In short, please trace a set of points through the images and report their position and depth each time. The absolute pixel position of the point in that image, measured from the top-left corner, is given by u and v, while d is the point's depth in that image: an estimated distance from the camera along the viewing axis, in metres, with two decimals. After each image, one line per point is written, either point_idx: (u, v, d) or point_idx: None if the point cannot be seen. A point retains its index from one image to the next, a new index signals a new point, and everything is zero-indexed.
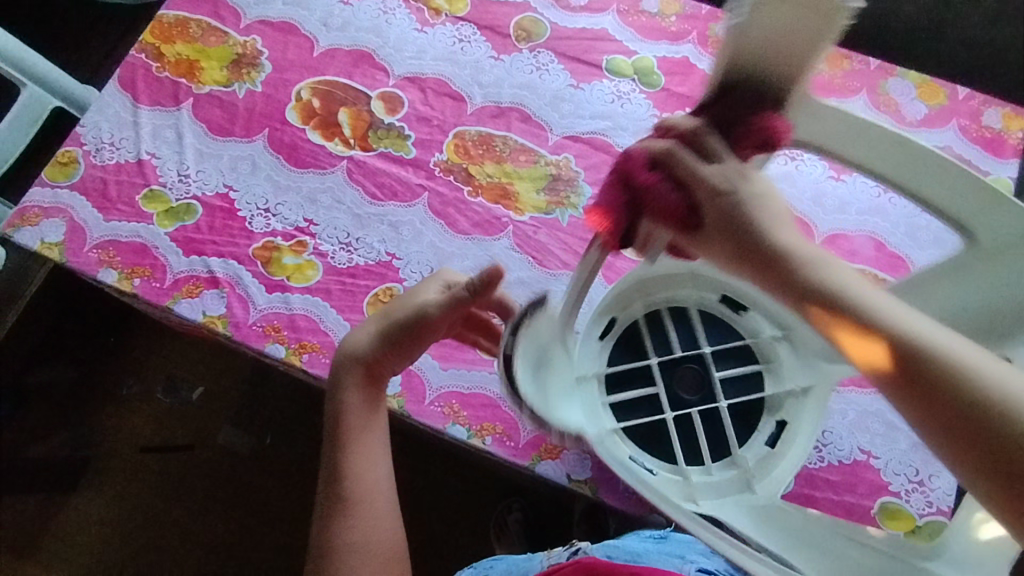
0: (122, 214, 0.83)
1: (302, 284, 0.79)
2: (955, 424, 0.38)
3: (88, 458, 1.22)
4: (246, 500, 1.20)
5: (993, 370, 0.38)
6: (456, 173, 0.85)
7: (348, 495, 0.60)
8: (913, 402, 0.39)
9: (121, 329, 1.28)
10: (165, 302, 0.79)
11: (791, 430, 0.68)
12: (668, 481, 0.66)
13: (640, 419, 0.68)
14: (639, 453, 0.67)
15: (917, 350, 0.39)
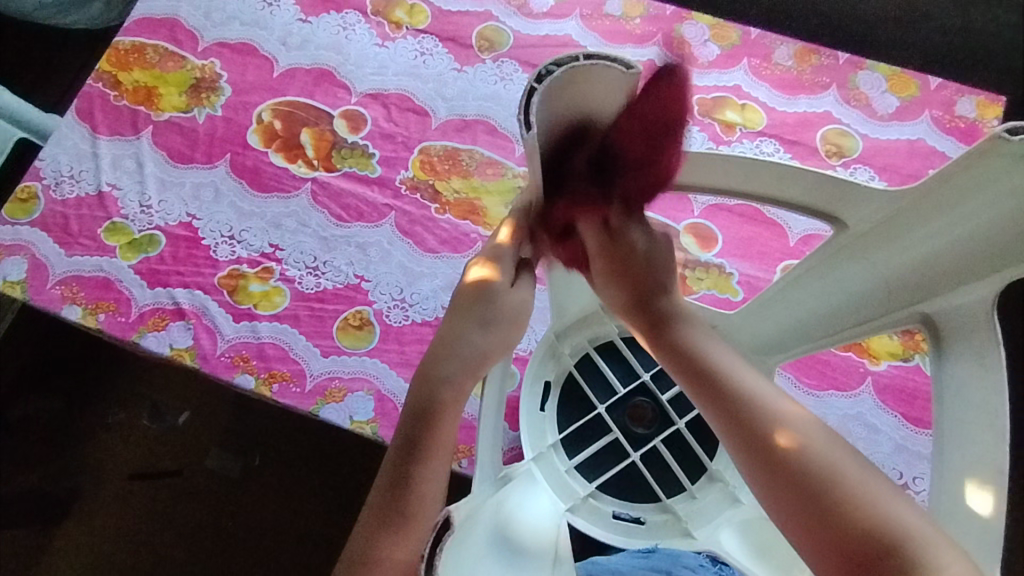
0: (84, 248, 0.81)
1: (270, 312, 0.78)
2: (801, 499, 0.42)
3: (76, 490, 1.15)
4: (233, 528, 1.12)
5: (841, 457, 0.43)
6: (422, 190, 0.84)
7: (411, 511, 0.45)
8: (786, 498, 0.42)
9: (103, 355, 1.20)
10: (132, 336, 0.77)
11: None
12: (661, 522, 0.68)
13: (611, 469, 0.70)
14: (622, 504, 0.69)
15: (806, 458, 0.42)
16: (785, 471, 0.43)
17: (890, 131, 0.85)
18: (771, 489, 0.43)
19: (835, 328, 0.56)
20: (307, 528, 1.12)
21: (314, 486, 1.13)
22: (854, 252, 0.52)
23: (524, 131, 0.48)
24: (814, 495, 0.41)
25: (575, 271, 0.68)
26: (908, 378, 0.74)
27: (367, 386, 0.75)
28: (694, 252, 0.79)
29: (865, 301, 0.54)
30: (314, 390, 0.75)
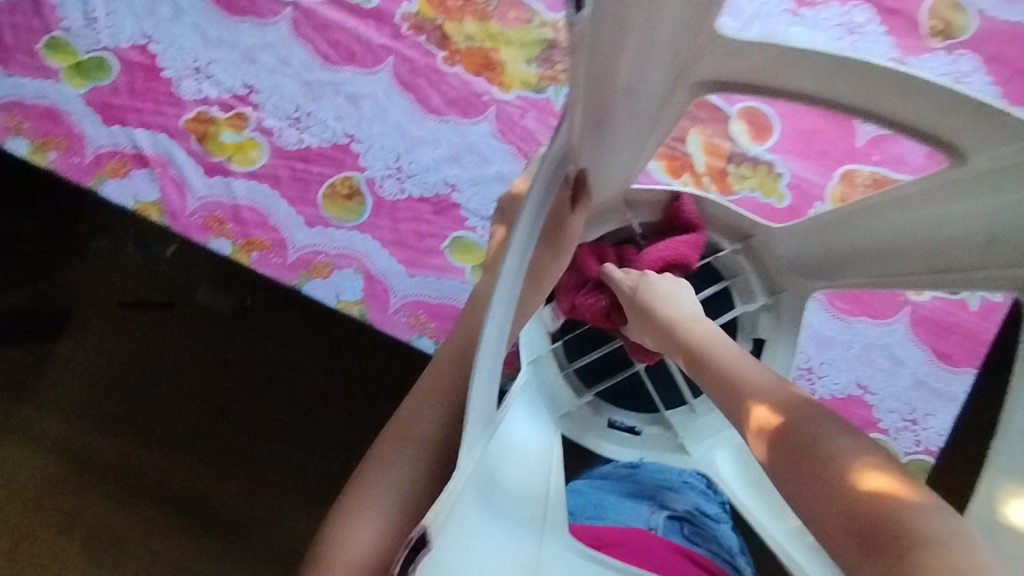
0: (22, 67, 0.68)
1: (246, 168, 0.67)
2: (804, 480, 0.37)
3: (66, 310, 1.06)
4: (225, 375, 1.04)
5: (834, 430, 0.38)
6: (428, 32, 0.69)
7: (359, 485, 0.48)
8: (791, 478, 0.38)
9: None
10: (88, 182, 0.66)
11: (770, 350, 0.63)
12: (656, 436, 0.65)
13: (611, 377, 0.67)
14: (618, 412, 0.66)
15: (791, 420, 0.39)
16: (773, 448, 0.39)
17: (1014, 10, 0.68)
18: (776, 469, 0.39)
19: (912, 264, 0.48)
20: (291, 387, 1.03)
21: (302, 343, 1.04)
22: (964, 188, 0.42)
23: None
24: (807, 469, 0.37)
25: (611, 179, 0.52)
26: (949, 312, 0.67)
27: (356, 264, 0.67)
28: (742, 143, 0.67)
29: (958, 246, 0.44)
30: (297, 263, 0.67)
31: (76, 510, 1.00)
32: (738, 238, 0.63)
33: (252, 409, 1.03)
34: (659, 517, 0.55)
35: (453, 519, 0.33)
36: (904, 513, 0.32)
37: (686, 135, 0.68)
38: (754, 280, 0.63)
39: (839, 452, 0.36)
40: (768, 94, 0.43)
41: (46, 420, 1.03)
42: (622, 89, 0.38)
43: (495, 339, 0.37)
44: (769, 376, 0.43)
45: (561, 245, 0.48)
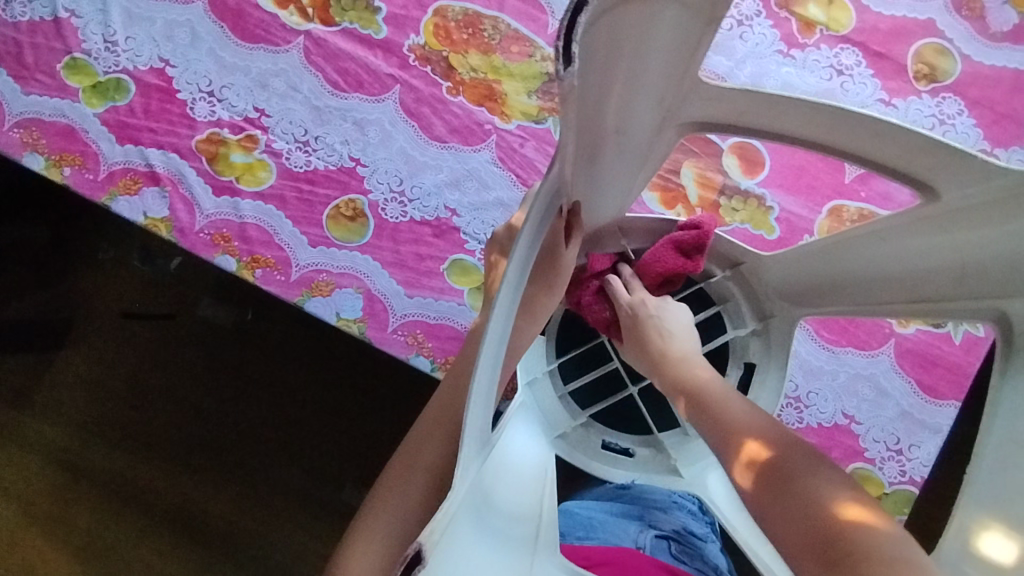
0: (42, 86, 0.70)
1: (253, 188, 0.70)
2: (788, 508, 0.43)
3: (70, 319, 1.08)
4: (223, 389, 1.05)
5: (820, 472, 0.44)
6: (433, 63, 0.72)
7: (373, 507, 0.51)
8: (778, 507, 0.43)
9: None
10: (101, 198, 0.69)
11: (760, 375, 0.64)
12: (649, 457, 0.65)
13: (606, 399, 0.67)
14: (613, 434, 0.66)
15: (782, 460, 0.46)
16: (765, 483, 0.45)
17: (998, 55, 0.71)
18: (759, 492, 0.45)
19: (890, 294, 0.51)
20: (289, 402, 1.04)
21: (300, 359, 1.05)
22: (939, 224, 0.44)
23: (562, 67, 0.28)
24: (788, 493, 0.43)
25: (602, 206, 0.53)
26: (933, 345, 0.69)
27: (357, 284, 0.69)
28: (734, 176, 0.70)
29: (932, 279, 0.46)
30: (300, 281, 0.69)
31: (70, 520, 1.01)
32: (728, 265, 0.64)
33: (249, 423, 1.04)
34: (647, 537, 0.58)
35: (451, 534, 0.34)
36: (861, 530, 0.38)
37: (680, 168, 0.70)
38: (744, 306, 0.64)
39: (824, 489, 0.43)
40: (748, 127, 0.45)
41: (44, 426, 1.04)
42: (611, 124, 0.40)
43: (490, 363, 0.38)
44: (758, 418, 0.50)
45: (556, 273, 0.49)
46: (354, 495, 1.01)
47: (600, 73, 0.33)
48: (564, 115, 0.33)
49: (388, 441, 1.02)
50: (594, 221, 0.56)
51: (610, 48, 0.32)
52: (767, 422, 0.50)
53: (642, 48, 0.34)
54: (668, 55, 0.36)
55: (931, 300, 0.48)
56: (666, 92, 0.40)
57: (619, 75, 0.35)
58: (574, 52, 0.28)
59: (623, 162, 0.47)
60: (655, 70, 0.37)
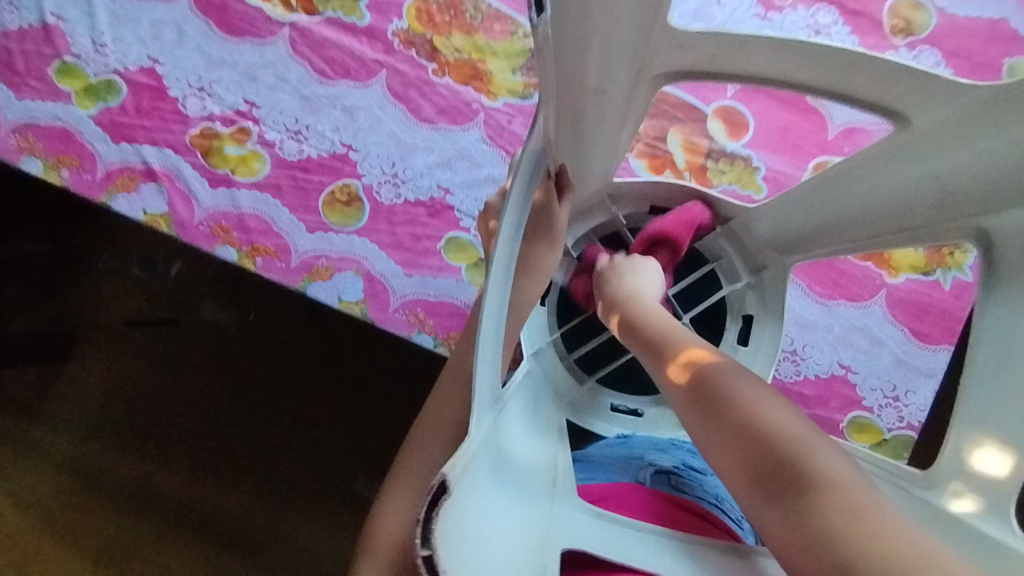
0: (36, 92, 0.71)
1: (249, 179, 0.71)
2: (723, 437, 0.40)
3: (74, 331, 1.09)
4: (230, 390, 1.06)
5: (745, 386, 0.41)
6: (418, 46, 0.73)
7: (401, 470, 0.51)
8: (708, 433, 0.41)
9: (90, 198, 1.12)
10: (100, 198, 0.70)
11: (760, 324, 0.66)
12: (660, 415, 0.67)
13: (608, 365, 0.68)
14: (621, 397, 0.68)
15: (711, 375, 0.44)
16: (693, 399, 0.43)
17: (972, 6, 0.72)
18: (692, 418, 0.43)
19: (876, 228, 0.52)
20: (297, 400, 1.05)
21: (305, 356, 1.06)
22: (912, 153, 0.46)
23: (535, 16, 0.32)
24: (711, 414, 0.41)
25: (586, 172, 0.55)
26: (924, 294, 0.70)
27: (356, 267, 0.70)
28: (720, 140, 0.71)
29: (912, 208, 0.48)
30: (300, 267, 0.70)
31: (88, 526, 1.02)
32: (715, 218, 0.66)
33: (258, 421, 1.05)
34: (647, 473, 0.58)
35: (470, 486, 0.35)
36: (797, 453, 0.37)
37: (666, 134, 0.71)
38: (736, 260, 0.66)
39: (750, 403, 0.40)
40: (726, 82, 0.47)
41: (55, 438, 1.05)
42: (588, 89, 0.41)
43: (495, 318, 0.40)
44: (694, 344, 0.49)
45: (555, 232, 0.51)
46: (366, 485, 1.03)
47: (572, 28, 0.35)
48: None
49: (396, 429, 1.04)
50: (580, 187, 0.57)
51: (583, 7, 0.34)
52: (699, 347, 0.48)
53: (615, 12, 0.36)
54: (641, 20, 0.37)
55: (916, 233, 0.49)
56: (641, 59, 0.42)
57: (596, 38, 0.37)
58: (538, 6, 0.31)
59: (608, 128, 0.48)
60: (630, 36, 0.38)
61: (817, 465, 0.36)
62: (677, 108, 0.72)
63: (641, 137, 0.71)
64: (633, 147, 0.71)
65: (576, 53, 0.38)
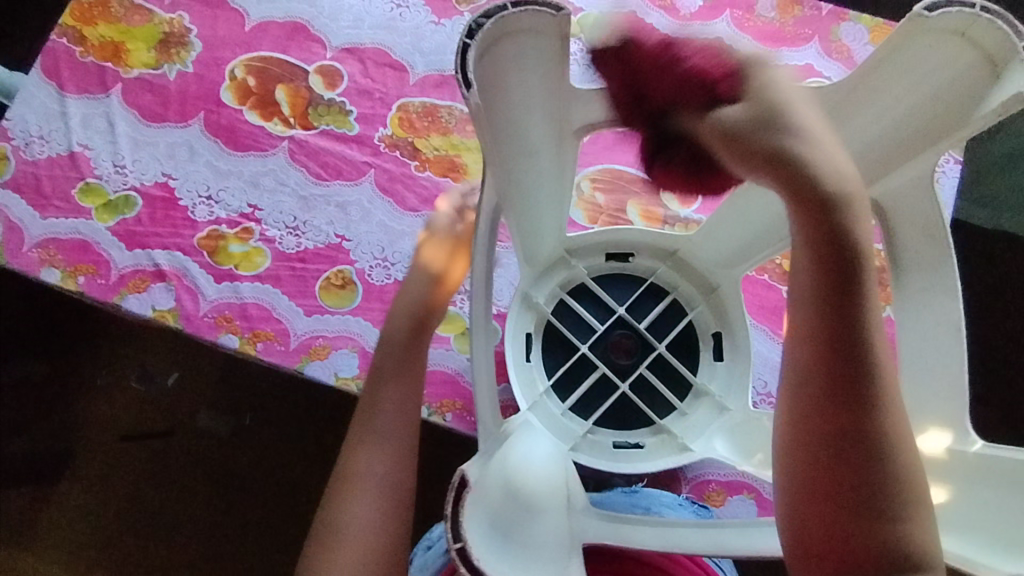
0: (59, 210, 0.79)
1: (251, 272, 0.78)
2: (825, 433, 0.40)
3: (70, 449, 1.10)
4: (228, 498, 1.08)
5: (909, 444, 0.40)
6: (402, 148, 0.84)
7: (378, 430, 0.55)
8: (813, 427, 0.40)
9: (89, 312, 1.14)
10: (113, 299, 0.76)
11: (727, 340, 0.72)
12: (660, 444, 0.70)
13: (602, 405, 0.71)
14: (620, 433, 0.71)
15: (842, 362, 0.39)
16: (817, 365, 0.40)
17: None
18: (796, 394, 0.41)
19: (793, 222, 0.63)
20: (296, 503, 1.07)
21: (302, 458, 1.09)
22: None
23: (465, 90, 0.42)
24: (830, 402, 0.40)
25: (540, 226, 0.67)
26: None
27: (352, 344, 0.76)
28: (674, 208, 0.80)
29: None
30: (298, 349, 0.75)
31: None
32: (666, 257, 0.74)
33: (257, 528, 1.07)
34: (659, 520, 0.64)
35: (482, 499, 0.47)
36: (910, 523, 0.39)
37: (625, 206, 0.80)
38: (690, 288, 0.73)
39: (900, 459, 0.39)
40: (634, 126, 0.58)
41: (45, 562, 1.05)
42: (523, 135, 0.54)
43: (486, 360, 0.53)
44: (849, 316, 0.39)
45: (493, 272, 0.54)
46: None
47: (491, 91, 0.47)
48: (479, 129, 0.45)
49: None
50: (538, 244, 0.69)
51: (493, 76, 0.47)
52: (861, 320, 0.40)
53: (521, 71, 0.49)
54: (544, 74, 0.50)
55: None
56: (555, 107, 0.54)
57: (512, 85, 0.49)
58: (470, 80, 0.42)
59: (548, 168, 0.60)
60: (541, 84, 0.51)
61: (937, 546, 0.39)
62: (633, 183, 0.81)
63: (603, 209, 0.80)
64: (598, 218, 0.80)
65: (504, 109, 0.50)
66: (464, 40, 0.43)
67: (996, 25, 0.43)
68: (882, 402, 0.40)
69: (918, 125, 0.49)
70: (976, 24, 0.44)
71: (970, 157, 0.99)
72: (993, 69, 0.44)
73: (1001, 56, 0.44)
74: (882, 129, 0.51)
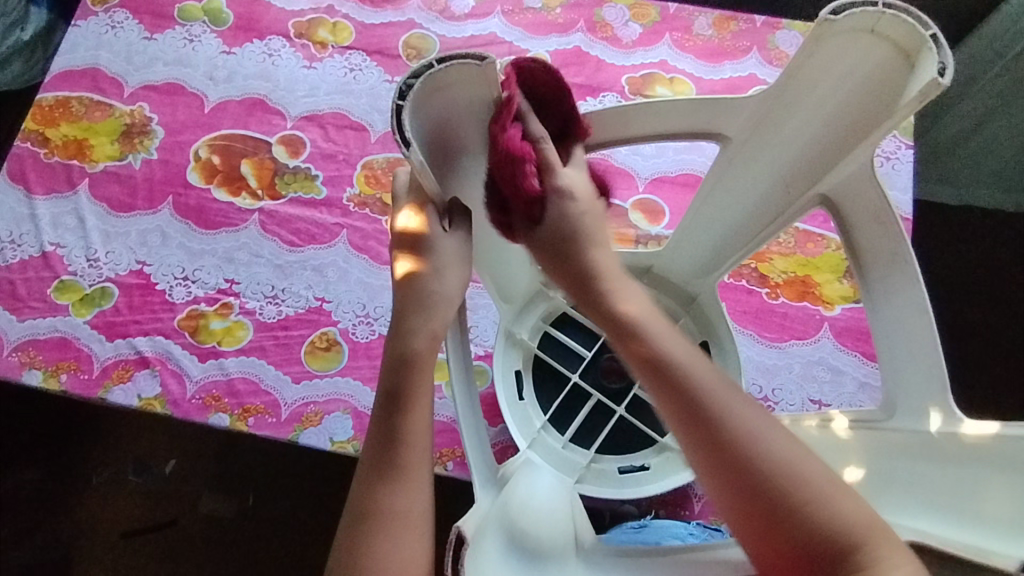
0: (36, 311, 0.79)
1: (234, 347, 0.78)
2: (731, 485, 0.41)
3: (69, 556, 1.06)
4: None
5: (789, 448, 0.41)
6: (371, 205, 0.85)
7: (405, 461, 0.46)
8: (718, 479, 0.42)
9: (76, 409, 1.12)
10: (98, 393, 0.76)
11: (716, 348, 0.73)
12: (666, 464, 0.70)
13: (602, 432, 0.70)
14: (624, 458, 0.70)
15: (710, 401, 0.43)
16: (692, 420, 0.43)
17: None
18: (692, 448, 0.43)
19: (755, 226, 0.64)
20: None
21: (309, 528, 1.06)
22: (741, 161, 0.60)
23: (405, 149, 0.43)
24: (716, 444, 0.42)
25: (511, 264, 0.68)
26: (862, 318, 0.77)
27: (344, 406, 0.75)
28: (644, 227, 0.82)
29: (770, 198, 0.61)
30: (290, 418, 0.75)
31: None
32: (642, 275, 0.75)
33: None
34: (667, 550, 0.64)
35: (482, 553, 0.47)
36: (835, 525, 0.38)
37: None
38: (671, 303, 0.74)
39: (787, 457, 0.40)
40: (584, 153, 0.60)
41: None
42: (474, 179, 0.55)
43: (469, 407, 0.53)
44: (702, 367, 0.44)
45: (469, 254, 0.52)
46: None
47: (433, 144, 0.49)
48: (427, 181, 0.47)
49: None
50: (511, 281, 0.69)
51: (433, 130, 0.48)
52: (700, 369, 0.44)
53: (459, 119, 0.50)
54: (482, 118, 0.52)
55: (780, 217, 0.61)
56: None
57: (456, 132, 0.51)
58: (410, 138, 0.44)
59: None
60: (483, 127, 0.53)
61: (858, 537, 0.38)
62: None
63: None
64: None
65: (452, 155, 0.51)
66: (398, 102, 0.44)
67: (903, 19, 0.44)
68: (739, 416, 0.42)
69: (851, 117, 0.50)
70: (883, 20, 0.45)
71: (923, 141, 1.02)
72: (908, 59, 0.46)
73: (914, 43, 0.45)
74: (820, 125, 0.53)
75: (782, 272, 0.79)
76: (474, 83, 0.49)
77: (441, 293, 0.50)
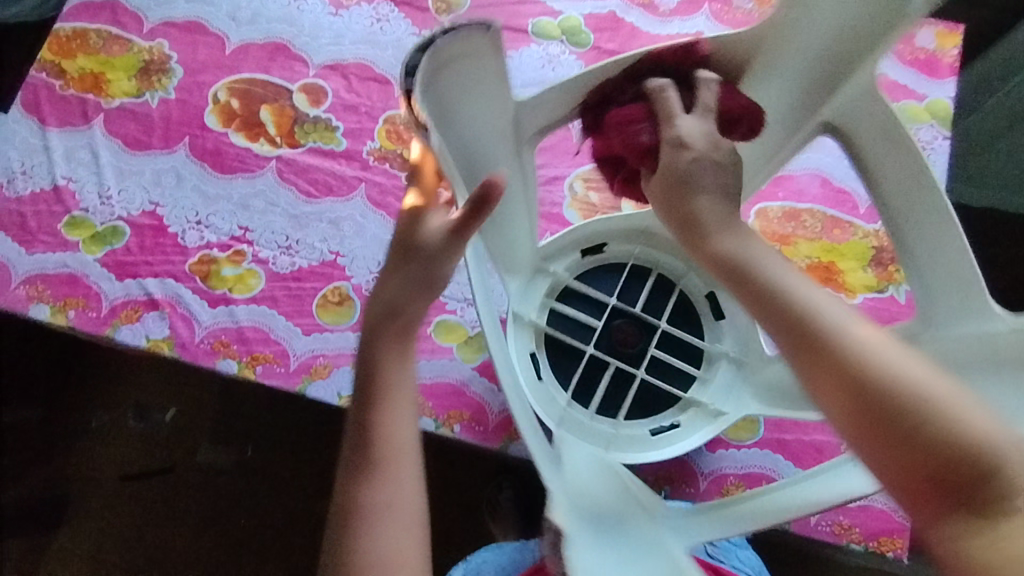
0: (45, 245, 0.78)
1: (245, 295, 0.76)
2: (845, 397, 0.35)
3: (66, 495, 1.06)
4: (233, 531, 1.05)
5: (905, 356, 0.35)
6: (391, 160, 0.83)
7: (382, 454, 0.41)
8: (829, 393, 0.36)
9: (80, 350, 1.11)
10: (106, 331, 0.75)
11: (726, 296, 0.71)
12: (696, 415, 0.69)
13: (627, 398, 0.70)
14: (653, 419, 0.70)
15: (802, 312, 0.38)
16: (790, 332, 0.37)
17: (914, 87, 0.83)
18: (799, 367, 0.37)
19: None
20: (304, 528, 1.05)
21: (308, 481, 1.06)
22: None
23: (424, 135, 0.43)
24: (812, 351, 0.36)
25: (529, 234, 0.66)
26: (884, 309, 0.76)
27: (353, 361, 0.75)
28: None
29: None
30: (299, 369, 0.74)
31: None
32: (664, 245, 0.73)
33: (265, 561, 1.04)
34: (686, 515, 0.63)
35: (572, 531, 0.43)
36: (965, 432, 0.32)
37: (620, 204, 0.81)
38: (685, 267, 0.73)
39: (903, 370, 0.34)
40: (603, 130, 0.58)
41: None
42: (494, 159, 0.53)
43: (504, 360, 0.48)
44: (795, 284, 0.39)
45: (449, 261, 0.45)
46: None
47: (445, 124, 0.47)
48: (441, 159, 0.45)
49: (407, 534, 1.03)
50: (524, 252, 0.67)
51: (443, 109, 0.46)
52: (796, 288, 0.39)
53: (468, 100, 0.49)
54: (491, 97, 0.50)
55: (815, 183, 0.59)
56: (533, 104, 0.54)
57: (465, 114, 0.49)
58: (422, 120, 0.43)
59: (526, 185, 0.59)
60: (492, 110, 0.51)
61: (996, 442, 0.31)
62: None
63: (598, 208, 0.80)
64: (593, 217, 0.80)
65: (468, 136, 0.50)
66: (407, 83, 0.43)
67: None
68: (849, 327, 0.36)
69: None
70: None
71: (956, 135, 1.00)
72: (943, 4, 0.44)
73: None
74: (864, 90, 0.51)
75: (806, 257, 0.78)
76: (477, 56, 0.47)
77: (429, 281, 0.46)
